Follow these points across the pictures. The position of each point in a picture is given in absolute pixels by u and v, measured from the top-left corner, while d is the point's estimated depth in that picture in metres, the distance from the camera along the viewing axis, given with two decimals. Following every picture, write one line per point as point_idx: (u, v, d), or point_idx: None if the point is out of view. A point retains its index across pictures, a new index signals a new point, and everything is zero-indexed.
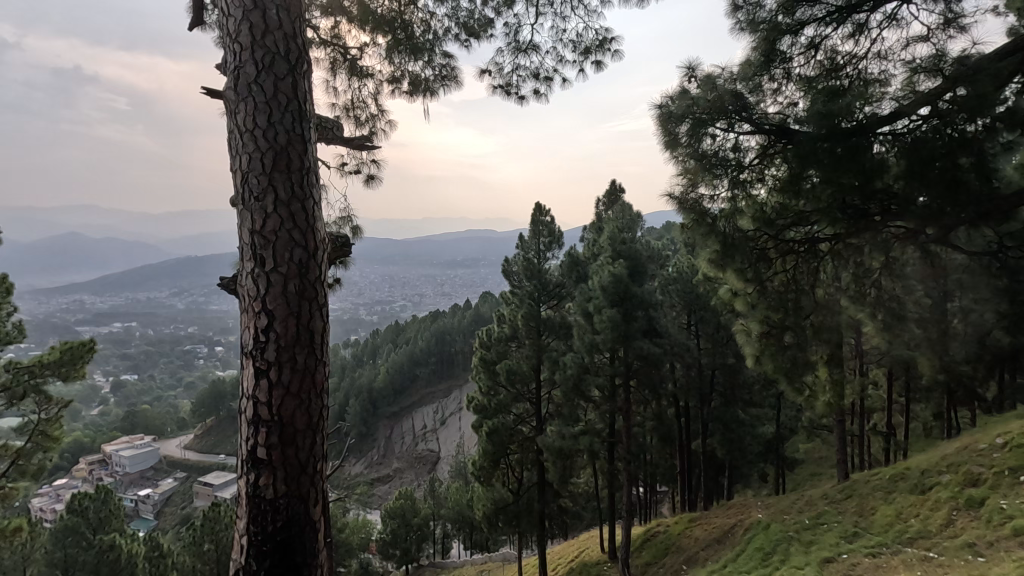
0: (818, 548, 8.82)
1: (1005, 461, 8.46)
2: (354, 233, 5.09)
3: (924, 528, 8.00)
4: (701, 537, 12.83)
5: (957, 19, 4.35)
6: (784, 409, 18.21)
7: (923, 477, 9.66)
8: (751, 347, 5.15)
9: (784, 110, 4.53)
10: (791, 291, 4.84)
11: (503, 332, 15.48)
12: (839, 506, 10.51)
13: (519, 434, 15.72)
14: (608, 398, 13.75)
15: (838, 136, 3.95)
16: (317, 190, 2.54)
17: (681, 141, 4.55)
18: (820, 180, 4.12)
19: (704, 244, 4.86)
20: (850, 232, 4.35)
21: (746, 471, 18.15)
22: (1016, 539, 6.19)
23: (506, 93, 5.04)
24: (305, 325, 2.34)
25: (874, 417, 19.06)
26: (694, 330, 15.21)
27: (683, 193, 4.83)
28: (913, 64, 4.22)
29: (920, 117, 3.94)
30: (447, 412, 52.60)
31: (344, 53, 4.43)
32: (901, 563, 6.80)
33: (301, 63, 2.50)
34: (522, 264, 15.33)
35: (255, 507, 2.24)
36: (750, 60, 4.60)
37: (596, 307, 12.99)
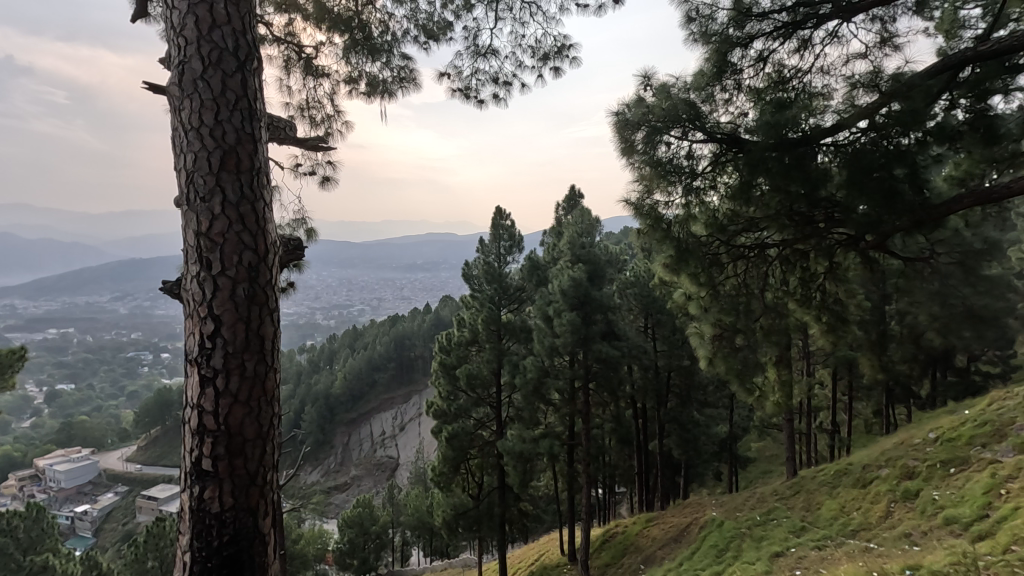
0: (768, 543, 9.12)
1: (937, 455, 8.98)
2: (309, 236, 4.95)
3: (865, 521, 8.40)
4: (658, 536, 13.07)
5: (892, 38, 4.60)
6: (736, 409, 18.80)
7: (864, 471, 10.15)
8: (704, 350, 5.46)
9: (735, 120, 4.67)
10: (742, 294, 4.97)
11: (463, 336, 15.45)
12: (788, 502, 10.91)
13: (479, 438, 15.67)
14: (568, 401, 13.87)
15: (785, 146, 4.14)
16: (268, 191, 2.45)
17: (637, 147, 4.66)
18: (768, 188, 4.28)
19: (660, 249, 4.97)
20: (797, 238, 4.52)
21: (701, 471, 18.66)
22: (948, 528, 6.56)
23: (465, 97, 5.03)
24: (255, 330, 2.25)
25: (821, 415, 19.92)
26: (651, 333, 15.54)
27: (639, 198, 4.92)
28: (853, 79, 4.43)
29: (860, 129, 4.14)
30: (406, 418, 51.95)
31: (298, 52, 4.32)
32: (844, 554, 7.10)
33: (251, 60, 2.40)
34: (482, 268, 15.33)
35: (200, 521, 2.14)
36: (703, 70, 4.72)
37: (556, 311, 13.09)
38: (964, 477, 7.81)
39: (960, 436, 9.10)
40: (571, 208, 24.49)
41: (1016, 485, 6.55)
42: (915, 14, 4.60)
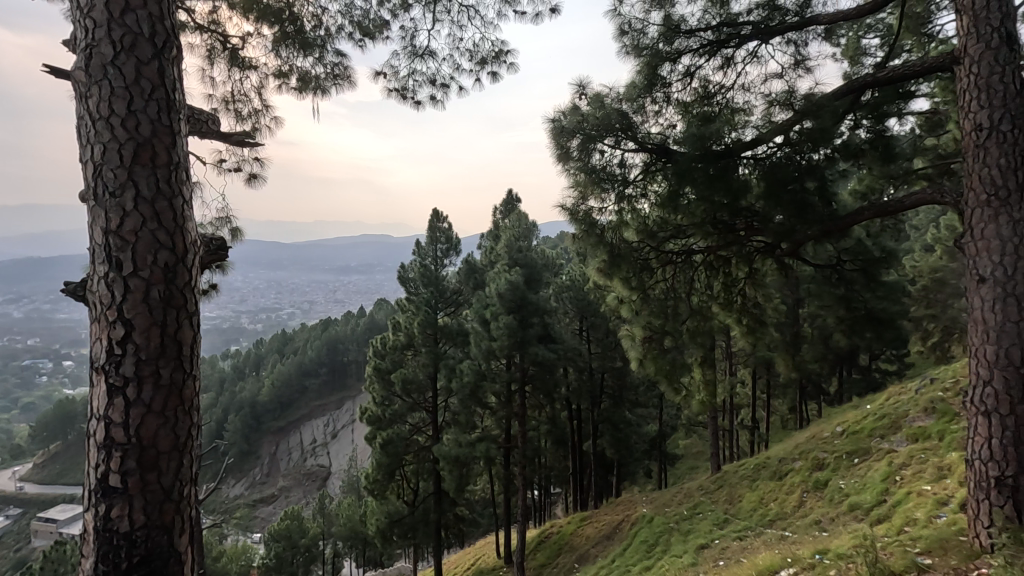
0: (694, 536, 9.54)
1: (843, 447, 9.73)
2: (234, 236, 4.71)
3: (781, 511, 8.98)
4: (592, 534, 13.36)
5: (804, 61, 4.97)
6: (665, 409, 19.61)
7: (780, 464, 10.84)
8: (635, 352, 5.59)
9: (664, 131, 4.88)
10: (670, 298, 5.14)
11: (398, 340, 15.26)
12: (712, 496, 11.47)
13: (414, 444, 15.44)
14: (504, 404, 13.93)
15: (709, 157, 4.38)
16: (188, 186, 2.31)
17: (572, 154, 4.78)
18: (694, 198, 4.50)
19: (593, 253, 5.09)
20: (719, 245, 4.75)
21: (632, 468, 19.30)
22: (852, 513, 7.11)
23: (402, 97, 4.96)
24: (172, 335, 2.11)
25: (742, 413, 21.13)
26: (585, 336, 15.90)
27: (574, 204, 5.05)
28: (770, 97, 4.75)
29: (776, 144, 4.45)
30: (339, 425, 50.37)
31: (224, 41, 4.11)
32: (762, 543, 7.52)
33: (170, 47, 2.25)
34: (419, 270, 15.20)
35: (106, 543, 1.97)
36: (634, 82, 4.90)
37: (493, 315, 13.16)
38: (866, 466, 8.51)
39: (862, 429, 9.91)
40: (508, 212, 24.71)
41: (908, 471, 7.22)
42: (824, 40, 4.99)
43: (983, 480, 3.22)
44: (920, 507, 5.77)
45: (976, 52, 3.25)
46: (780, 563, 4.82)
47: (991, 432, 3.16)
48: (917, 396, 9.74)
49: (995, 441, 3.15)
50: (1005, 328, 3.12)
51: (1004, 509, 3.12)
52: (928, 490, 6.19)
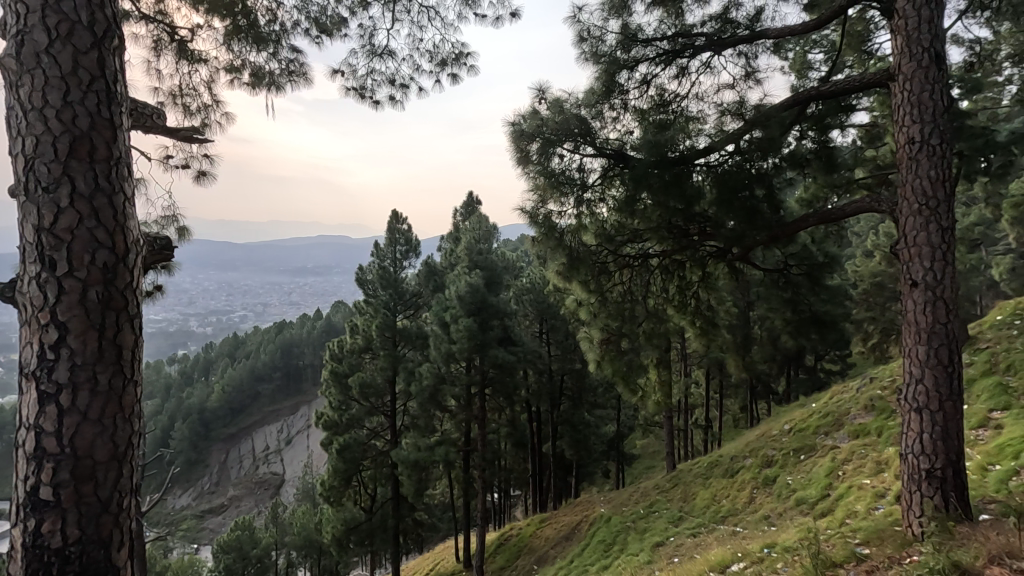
0: (650, 534, 9.75)
1: (791, 444, 10.13)
2: (181, 235, 4.52)
3: (733, 507, 9.28)
4: (551, 535, 13.43)
5: (754, 73, 5.17)
6: (622, 410, 19.98)
7: (732, 462, 11.20)
8: (593, 354, 5.67)
9: (622, 137, 4.98)
10: (627, 301, 5.23)
11: (356, 343, 15.01)
12: (668, 494, 11.74)
13: (372, 449, 15.18)
14: (464, 407, 13.86)
15: (664, 164, 4.49)
16: (131, 183, 2.20)
17: (532, 158, 4.82)
18: (651, 203, 4.61)
19: (553, 256, 5.12)
20: (674, 249, 4.87)
21: (591, 469, 19.56)
22: (799, 508, 7.40)
23: (361, 97, 4.88)
24: (111, 339, 2.01)
25: (695, 413, 21.74)
26: (545, 339, 16.02)
27: (534, 207, 5.09)
28: (722, 107, 4.92)
29: (728, 153, 4.61)
30: (293, 431, 49.02)
31: (171, 33, 3.94)
32: (715, 539, 7.74)
33: (111, 37, 2.14)
34: (377, 272, 15.02)
35: (35, 561, 1.85)
36: (593, 88, 4.99)
37: (453, 317, 13.09)
38: (811, 462, 8.89)
39: (807, 427, 10.36)
40: (468, 214, 24.70)
41: (850, 466, 7.59)
42: (773, 54, 5.20)
43: (915, 472, 3.42)
44: (860, 500, 6.06)
45: (909, 70, 3.46)
46: (731, 558, 4.96)
47: (922, 427, 3.37)
48: (858, 395, 10.25)
49: (925, 436, 3.36)
50: (935, 329, 3.32)
51: (932, 499, 3.33)
52: (867, 484, 6.51)
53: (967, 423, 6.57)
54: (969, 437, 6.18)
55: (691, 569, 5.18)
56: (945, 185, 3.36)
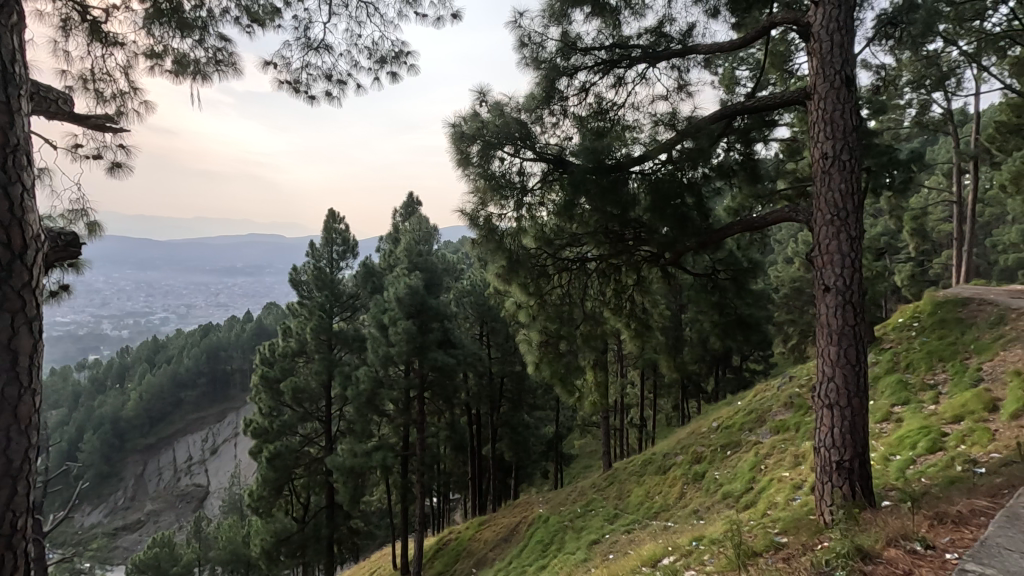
0: (587, 532, 9.94)
1: (718, 440, 10.63)
2: (92, 230, 4.17)
3: (665, 502, 9.62)
4: (489, 538, 13.42)
5: (686, 86, 5.40)
6: (561, 411, 20.32)
7: (664, 459, 11.61)
8: (531, 356, 5.53)
9: (560, 143, 5.06)
10: (565, 304, 5.31)
11: (289, 346, 14.48)
12: (604, 493, 12.00)
13: (305, 456, 14.64)
14: (402, 411, 13.64)
15: (601, 170, 4.60)
16: (31, 174, 2.02)
17: (472, 160, 4.81)
18: (589, 208, 4.71)
19: (492, 259, 5.11)
20: (611, 254, 4.99)
21: (530, 470, 19.73)
22: (725, 501, 7.76)
23: (295, 91, 4.71)
24: (5, 344, 1.83)
25: (631, 412, 22.42)
26: (485, 341, 16.04)
27: (474, 209, 5.07)
28: (656, 117, 5.11)
29: (661, 161, 4.80)
30: (219, 440, 46.82)
31: (82, 12, 3.64)
32: (648, 534, 7.97)
33: (7, 14, 1.95)
34: (313, 273, 14.59)
35: None
36: (533, 93, 5.06)
37: (391, 320, 12.86)
38: (737, 457, 9.37)
39: (733, 424, 10.91)
40: (408, 216, 24.42)
41: (771, 461, 8.07)
42: (703, 68, 5.45)
43: (827, 464, 3.68)
44: (780, 492, 6.45)
45: (823, 90, 3.72)
46: (662, 552, 5.13)
47: (833, 422, 3.63)
48: (778, 393, 10.93)
49: (836, 430, 3.61)
50: (844, 331, 3.58)
51: (842, 489, 3.58)
52: (787, 476, 6.93)
53: (873, 417, 7.15)
54: (874, 430, 6.72)
55: (624, 566, 5.31)
56: (854, 198, 3.64)
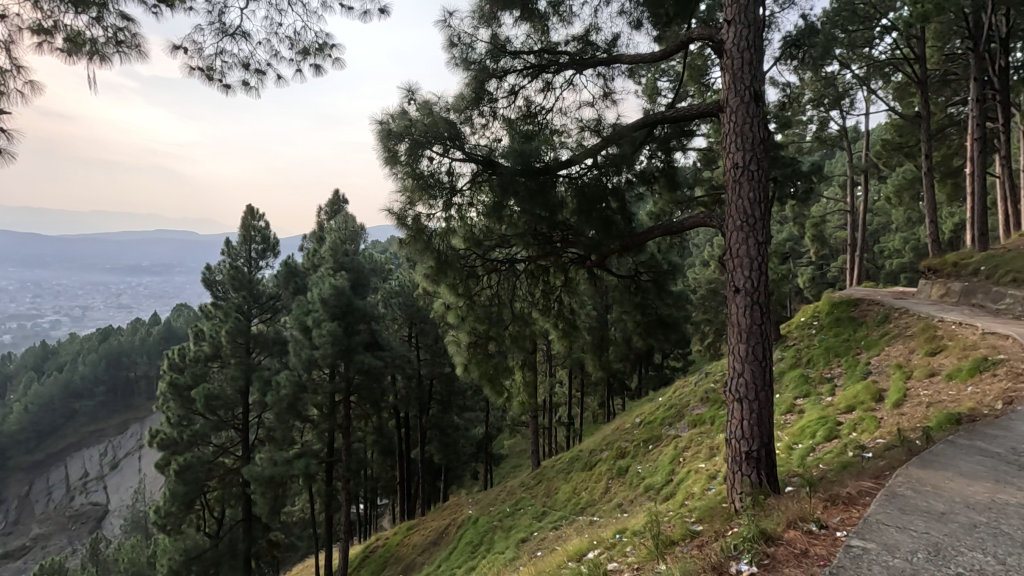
0: (516, 531, 10.04)
1: (641, 435, 11.07)
2: None
3: (591, 497, 9.89)
4: (417, 542, 13.20)
5: (611, 93, 5.57)
6: (491, 411, 20.39)
7: (590, 456, 11.94)
8: (460, 357, 5.46)
9: (489, 144, 5.06)
10: (494, 305, 5.33)
11: (201, 351, 13.60)
12: (532, 491, 12.16)
13: (219, 467, 13.77)
14: (327, 416, 13.13)
15: (530, 172, 4.64)
16: None
17: (400, 158, 4.72)
18: (517, 210, 4.76)
19: (420, 259, 5.04)
20: (539, 256, 5.06)
21: (459, 472, 19.64)
22: (647, 493, 8.09)
23: (208, 78, 4.42)
24: None
25: (559, 411, 22.88)
26: (414, 343, 15.82)
27: (402, 209, 4.97)
28: (583, 122, 5.25)
29: (587, 166, 4.93)
30: (121, 453, 43.19)
31: None
32: (574, 530, 8.17)
33: None
34: (229, 272, 13.80)
35: None
36: (462, 94, 5.05)
37: (315, 322, 12.39)
38: (658, 451, 9.77)
39: (654, 419, 11.40)
40: (334, 214, 23.65)
41: (689, 453, 8.51)
42: (627, 78, 5.65)
43: (737, 455, 3.93)
44: (696, 482, 6.83)
45: (735, 104, 3.97)
46: (586, 547, 5.27)
47: (743, 415, 3.88)
48: (696, 388, 11.55)
49: (745, 422, 3.86)
50: (752, 329, 3.84)
51: (750, 477, 3.84)
52: (703, 467, 7.32)
53: (779, 409, 7.72)
54: (780, 422, 7.25)
55: (551, 562, 5.39)
56: (761, 206, 3.90)
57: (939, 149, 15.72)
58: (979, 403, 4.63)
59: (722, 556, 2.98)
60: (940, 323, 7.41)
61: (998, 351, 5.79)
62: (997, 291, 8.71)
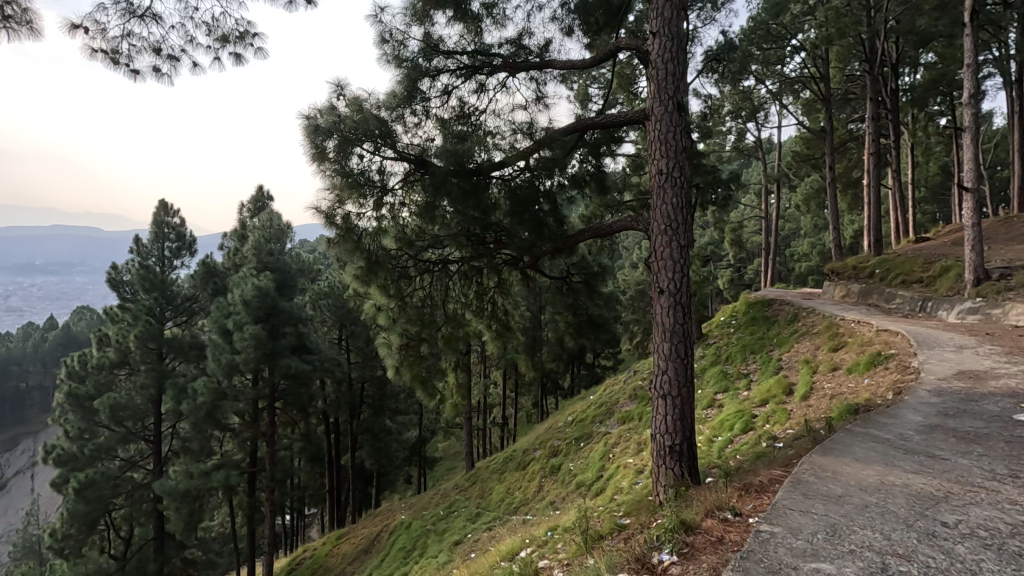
0: (450, 534, 9.95)
1: (573, 433, 11.32)
2: None
3: (524, 496, 10.00)
4: (347, 552, 12.77)
5: (544, 98, 5.65)
6: (424, 414, 20.14)
7: (524, 455, 12.06)
8: (391, 360, 5.27)
9: (421, 144, 4.99)
10: (427, 306, 5.24)
11: (106, 358, 12.54)
12: (466, 492, 12.13)
13: (126, 483, 12.74)
14: (249, 424, 12.47)
15: (463, 173, 4.62)
16: None
17: (328, 155, 4.55)
18: (450, 210, 4.72)
19: (350, 259, 4.88)
20: (472, 257, 5.05)
21: (392, 476, 19.25)
22: (578, 490, 8.28)
23: (113, 62, 4.07)
24: None
25: (493, 412, 22.96)
26: (345, 345, 15.36)
27: (330, 208, 4.80)
28: (516, 125, 5.29)
29: (519, 168, 4.98)
30: (9, 473, 38.98)
31: None
32: (507, 529, 8.22)
33: None
34: (139, 272, 12.81)
35: None
36: (394, 91, 4.95)
37: (236, 325, 11.74)
38: (589, 448, 10.02)
39: (586, 417, 11.67)
40: (257, 212, 22.51)
41: (618, 449, 8.78)
42: (559, 83, 5.76)
43: (661, 449, 4.09)
44: (625, 477, 7.07)
45: (659, 112, 4.13)
46: (519, 546, 5.31)
47: (667, 411, 4.05)
48: (625, 386, 11.94)
49: (669, 418, 4.04)
50: (676, 328, 4.01)
51: (673, 470, 4.01)
52: (631, 462, 7.57)
53: (701, 404, 8.13)
54: (701, 416, 7.63)
55: (484, 563, 5.39)
56: (683, 211, 4.08)
57: (841, 161, 17.16)
58: (873, 394, 5.09)
59: (645, 548, 3.08)
60: (842, 322, 8.06)
61: (890, 346, 6.38)
62: (890, 291, 9.59)
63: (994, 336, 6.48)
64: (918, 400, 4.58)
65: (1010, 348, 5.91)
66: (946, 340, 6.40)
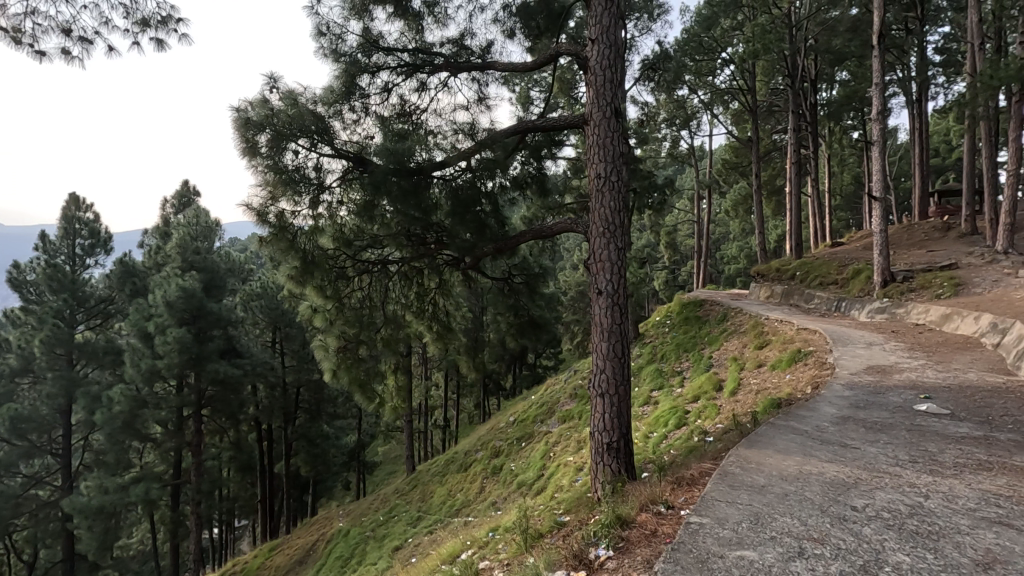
0: (389, 539, 9.75)
1: (514, 433, 11.39)
2: None
3: (466, 498, 9.96)
4: (281, 563, 12.26)
5: (485, 99, 5.65)
6: (364, 417, 19.67)
7: (465, 457, 12.02)
8: (327, 363, 5.02)
9: (360, 141, 4.87)
10: (366, 307, 5.09)
11: (5, 366, 11.57)
12: (407, 496, 11.93)
13: (30, 502, 11.66)
14: (173, 433, 11.73)
15: (403, 172, 4.54)
16: None
17: (261, 150, 4.35)
18: (389, 210, 4.64)
19: (283, 259, 4.67)
20: (413, 257, 4.99)
21: (329, 483, 18.66)
22: (519, 489, 8.33)
23: (14, 42, 3.72)
24: None
25: (435, 414, 22.73)
26: (278, 348, 14.78)
27: (262, 205, 4.58)
28: (458, 125, 5.26)
29: (461, 169, 4.95)
30: None
31: None
32: (449, 532, 8.15)
33: None
34: (45, 270, 11.77)
35: None
36: (331, 86, 4.80)
37: (158, 328, 11.02)
38: (530, 447, 10.10)
39: (527, 417, 11.77)
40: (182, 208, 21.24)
41: (558, 448, 8.90)
42: (500, 85, 5.77)
43: (599, 446, 4.18)
44: (565, 474, 7.20)
45: (598, 117, 4.23)
46: (460, 548, 5.26)
47: (605, 409, 4.14)
48: (565, 385, 12.15)
49: (607, 416, 4.13)
50: (614, 327, 4.12)
51: (610, 467, 4.11)
52: (571, 461, 7.69)
53: (638, 401, 8.39)
54: (638, 413, 7.86)
55: (424, 568, 5.30)
56: (621, 214, 4.20)
57: (766, 169, 18.21)
58: (795, 389, 5.43)
59: (583, 544, 3.13)
60: (767, 321, 8.56)
61: (809, 343, 6.82)
62: (809, 292, 10.27)
63: (899, 333, 7.06)
64: (834, 393, 4.92)
65: (911, 345, 6.46)
66: (858, 337, 6.93)
